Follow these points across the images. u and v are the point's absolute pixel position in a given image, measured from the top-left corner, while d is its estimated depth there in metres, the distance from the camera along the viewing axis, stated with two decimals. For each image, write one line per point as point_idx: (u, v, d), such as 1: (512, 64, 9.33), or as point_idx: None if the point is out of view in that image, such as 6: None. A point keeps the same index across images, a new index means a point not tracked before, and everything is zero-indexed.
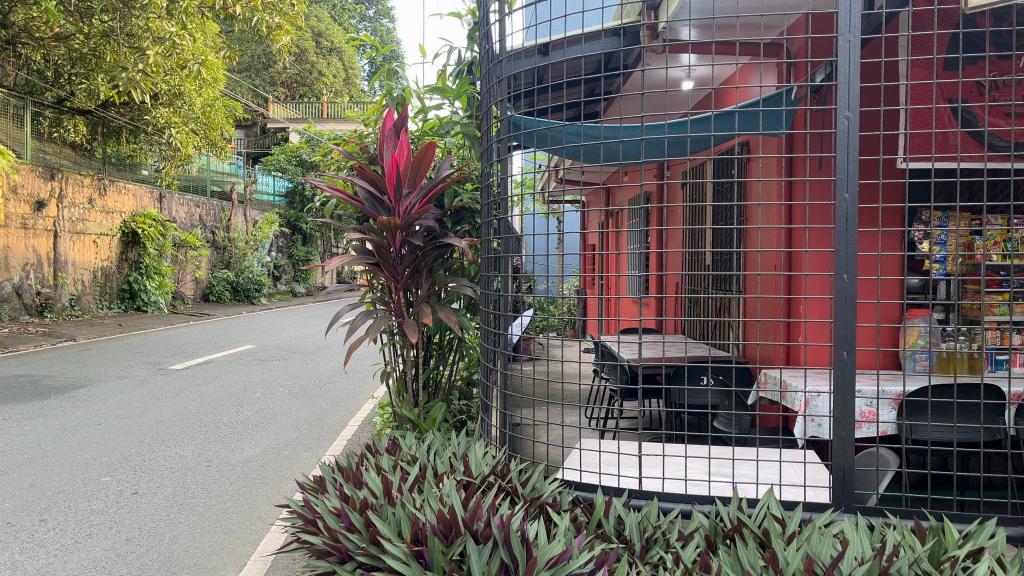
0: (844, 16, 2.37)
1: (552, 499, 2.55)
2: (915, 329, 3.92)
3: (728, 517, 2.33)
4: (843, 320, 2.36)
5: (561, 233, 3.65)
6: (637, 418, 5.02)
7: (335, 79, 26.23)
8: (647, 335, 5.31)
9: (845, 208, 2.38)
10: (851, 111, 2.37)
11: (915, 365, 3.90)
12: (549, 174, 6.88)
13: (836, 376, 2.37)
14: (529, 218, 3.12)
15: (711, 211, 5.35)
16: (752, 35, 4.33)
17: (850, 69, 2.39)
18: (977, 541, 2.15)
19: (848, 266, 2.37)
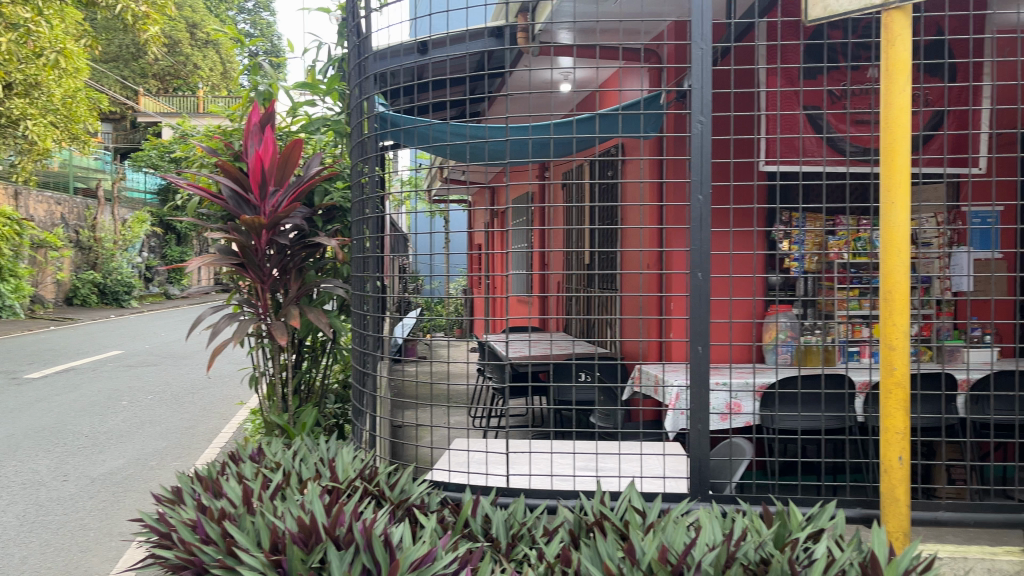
0: (696, 25, 2.48)
1: (421, 501, 2.51)
2: (776, 325, 4.21)
3: (591, 511, 2.38)
4: (697, 317, 2.46)
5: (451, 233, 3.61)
6: (521, 417, 5.08)
7: (212, 74, 25.23)
8: (529, 335, 5.39)
9: (699, 209, 2.48)
10: (704, 116, 2.47)
11: (777, 357, 4.19)
12: (432, 173, 6.87)
13: (691, 369, 2.48)
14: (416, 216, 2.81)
15: (590, 212, 5.48)
16: (626, 39, 4.47)
17: (702, 76, 2.50)
18: (819, 522, 2.28)
19: (702, 265, 2.47)
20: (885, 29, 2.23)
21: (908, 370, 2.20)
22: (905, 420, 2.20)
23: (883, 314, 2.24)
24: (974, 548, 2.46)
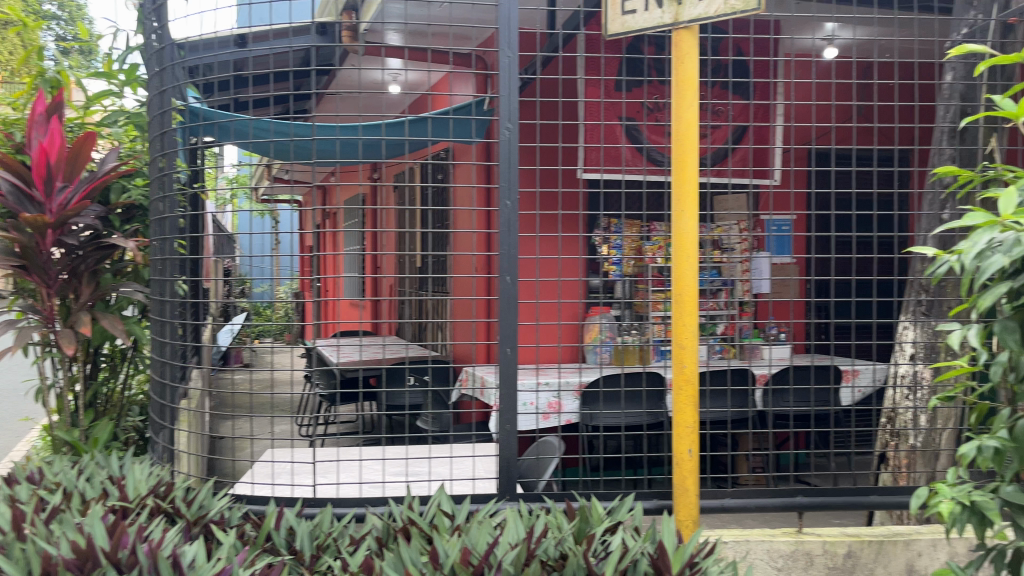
0: (504, 34, 2.55)
1: (221, 516, 2.38)
2: (596, 326, 4.39)
3: (399, 517, 2.34)
4: (506, 321, 2.52)
5: (277, 233, 3.48)
6: (349, 423, 4.98)
7: (13, 57, 22.97)
8: (359, 340, 5.30)
9: (507, 213, 2.54)
10: (512, 123, 2.54)
11: (597, 357, 4.37)
12: (259, 172, 6.60)
13: (500, 371, 2.53)
14: (224, 215, 2.69)
15: (420, 216, 5.48)
16: (453, 44, 4.50)
17: (510, 83, 2.56)
18: (619, 515, 2.37)
19: (510, 269, 2.54)
20: (675, 47, 2.37)
21: (696, 367, 2.35)
22: (694, 415, 2.35)
23: (674, 316, 2.38)
24: (756, 530, 2.65)
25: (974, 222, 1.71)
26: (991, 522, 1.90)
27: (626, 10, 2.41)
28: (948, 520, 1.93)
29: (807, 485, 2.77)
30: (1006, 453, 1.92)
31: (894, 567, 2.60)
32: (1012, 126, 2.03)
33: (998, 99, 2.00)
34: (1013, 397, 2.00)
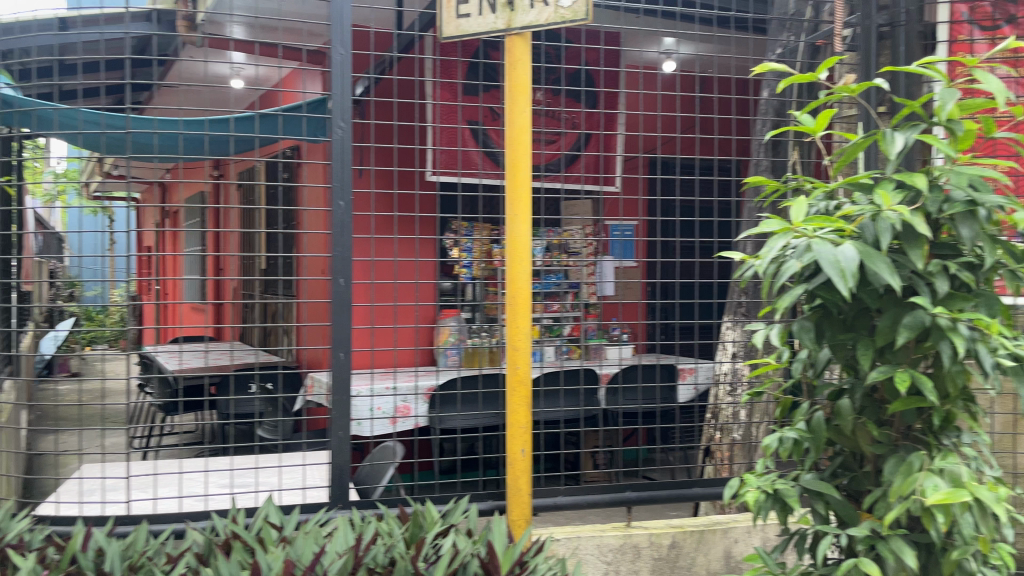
0: (337, 30, 2.50)
1: (19, 540, 2.18)
2: (446, 329, 4.38)
3: (222, 531, 2.23)
4: (339, 324, 2.47)
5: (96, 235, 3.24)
6: (186, 434, 4.73)
7: None
8: (199, 347, 5.06)
9: (341, 214, 2.50)
10: (345, 122, 2.51)
11: (446, 360, 4.37)
12: (89, 167, 6.15)
13: (334, 376, 2.47)
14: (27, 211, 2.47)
15: (265, 217, 5.30)
16: (299, 40, 4.37)
17: (343, 81, 2.52)
18: (452, 518, 2.36)
19: (343, 271, 2.49)
20: (508, 52, 2.39)
21: (529, 368, 2.39)
22: (527, 415, 2.38)
23: (508, 317, 2.40)
24: (587, 526, 2.73)
25: (771, 229, 1.83)
26: (791, 508, 2.05)
27: (461, 14, 2.38)
28: (753, 509, 2.06)
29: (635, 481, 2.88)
30: (804, 443, 2.07)
31: (713, 554, 2.75)
32: (811, 141, 2.19)
33: (798, 115, 2.16)
34: (811, 392, 2.16)
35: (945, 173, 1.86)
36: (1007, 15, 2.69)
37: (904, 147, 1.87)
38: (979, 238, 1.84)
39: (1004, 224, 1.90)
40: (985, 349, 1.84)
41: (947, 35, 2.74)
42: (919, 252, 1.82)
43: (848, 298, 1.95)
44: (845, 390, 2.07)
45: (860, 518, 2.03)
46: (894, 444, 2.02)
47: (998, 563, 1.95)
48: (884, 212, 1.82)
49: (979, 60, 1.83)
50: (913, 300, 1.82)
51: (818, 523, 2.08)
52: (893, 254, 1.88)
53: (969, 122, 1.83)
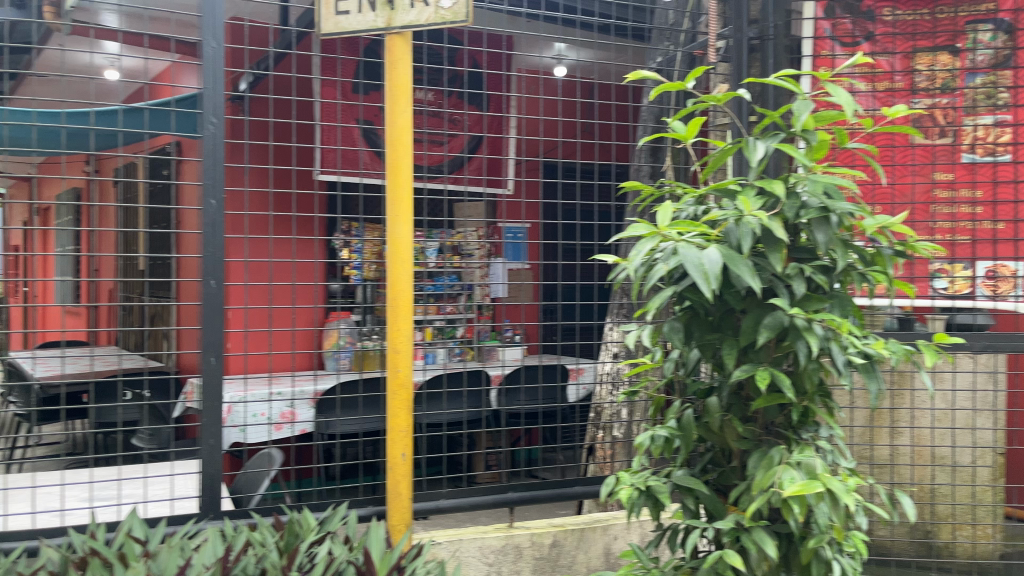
0: (208, 23, 2.43)
1: None
2: (335, 332, 4.30)
3: (80, 546, 2.10)
4: (211, 327, 2.40)
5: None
6: (55, 444, 4.47)
7: None
8: (71, 352, 4.79)
9: (212, 214, 2.42)
10: (217, 118, 2.44)
11: (335, 364, 4.29)
12: None
13: (205, 382, 2.40)
14: None
15: (145, 216, 5.08)
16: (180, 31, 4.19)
17: (214, 76, 2.45)
18: (330, 526, 2.31)
19: (214, 273, 2.42)
20: (387, 52, 2.36)
21: (411, 371, 2.37)
22: (408, 419, 2.36)
23: (388, 320, 2.37)
24: (470, 528, 2.73)
25: (640, 232, 1.88)
26: (663, 504, 2.10)
27: (340, 10, 2.29)
28: (627, 506, 2.10)
29: (518, 481, 2.96)
30: (675, 440, 2.14)
31: (593, 552, 2.81)
32: (683, 147, 2.27)
33: (672, 122, 2.22)
34: (682, 390, 2.22)
35: (801, 181, 1.95)
36: (866, 33, 2.84)
37: (764, 155, 1.95)
38: (833, 242, 1.94)
39: (856, 230, 2.01)
40: (838, 347, 1.94)
41: (810, 49, 2.87)
42: (778, 255, 1.91)
43: (714, 300, 2.03)
44: (713, 388, 2.14)
45: (726, 511, 2.11)
46: (757, 439, 2.11)
47: (851, 550, 2.06)
48: (746, 217, 1.90)
49: (831, 75, 1.93)
50: (772, 301, 1.91)
51: (688, 517, 2.15)
52: (755, 257, 1.96)
53: (822, 133, 1.92)
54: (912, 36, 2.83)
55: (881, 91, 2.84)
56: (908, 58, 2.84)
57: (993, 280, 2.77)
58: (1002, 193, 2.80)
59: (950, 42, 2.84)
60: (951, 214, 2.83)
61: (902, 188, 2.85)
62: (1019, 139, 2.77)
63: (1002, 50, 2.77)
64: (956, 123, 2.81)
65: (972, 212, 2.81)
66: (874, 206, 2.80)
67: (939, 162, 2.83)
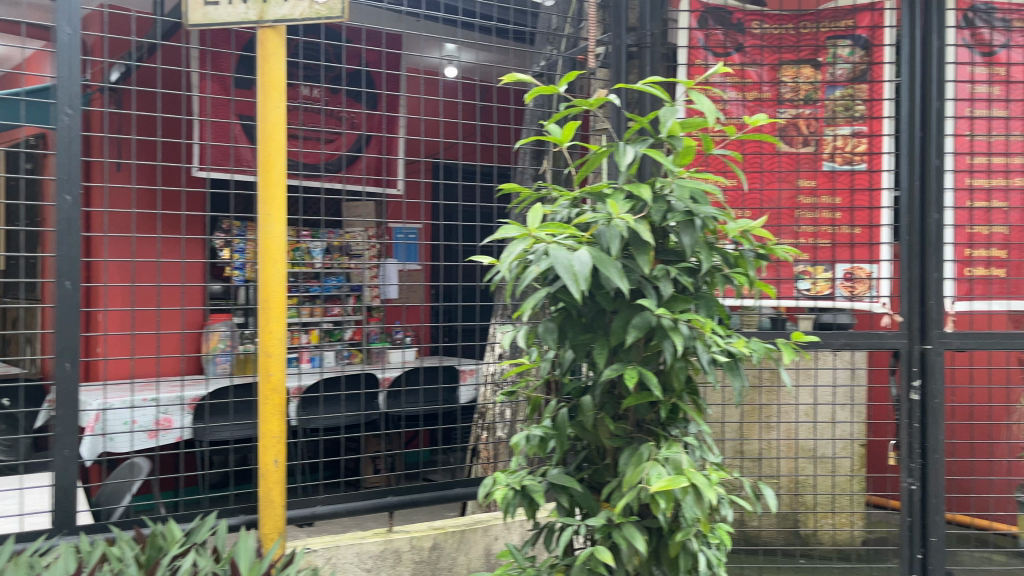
0: (63, 12, 2.34)
1: None
2: (215, 335, 4.15)
3: None
4: (66, 329, 2.32)
5: None
6: None
7: None
8: None
9: (68, 210, 2.34)
10: (73, 109, 2.36)
11: (215, 368, 4.13)
12: None
13: (58, 387, 2.31)
14: None
15: (5, 212, 4.75)
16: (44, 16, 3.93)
17: (71, 66, 2.37)
18: (198, 537, 2.23)
19: (69, 273, 2.35)
20: (260, 45, 2.29)
21: (284, 375, 2.31)
22: (280, 424, 2.29)
23: (260, 323, 2.30)
24: (347, 535, 2.70)
25: (512, 234, 1.89)
26: (537, 503, 2.12)
27: (208, 0, 2.17)
28: (502, 506, 2.11)
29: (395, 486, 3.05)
30: (549, 439, 2.17)
31: (473, 553, 2.84)
32: (558, 151, 2.27)
33: (548, 125, 2.21)
34: (558, 391, 2.25)
35: (668, 185, 2.01)
36: (736, 44, 2.96)
37: (633, 159, 2.00)
38: (698, 245, 2.00)
39: (720, 233, 2.10)
40: (703, 346, 2.01)
41: (685, 58, 2.97)
42: (646, 258, 1.96)
43: (586, 301, 2.06)
44: (587, 388, 2.18)
45: (599, 508, 2.14)
46: (629, 436, 2.16)
47: (716, 542, 2.14)
48: (615, 220, 1.94)
49: (697, 83, 2.00)
50: (641, 302, 1.95)
51: (562, 516, 2.17)
52: (624, 259, 2.01)
53: (687, 139, 1.99)
54: (778, 49, 2.98)
55: (749, 100, 2.97)
56: (775, 70, 3.00)
57: (851, 282, 2.95)
58: (859, 200, 2.97)
59: (812, 56, 3.00)
60: (814, 219, 3.01)
61: (770, 193, 3.03)
62: (873, 149, 2.95)
63: (859, 65, 2.95)
64: (818, 133, 2.98)
65: (832, 217, 2.99)
66: (743, 210, 2.97)
67: (802, 169, 3.00)
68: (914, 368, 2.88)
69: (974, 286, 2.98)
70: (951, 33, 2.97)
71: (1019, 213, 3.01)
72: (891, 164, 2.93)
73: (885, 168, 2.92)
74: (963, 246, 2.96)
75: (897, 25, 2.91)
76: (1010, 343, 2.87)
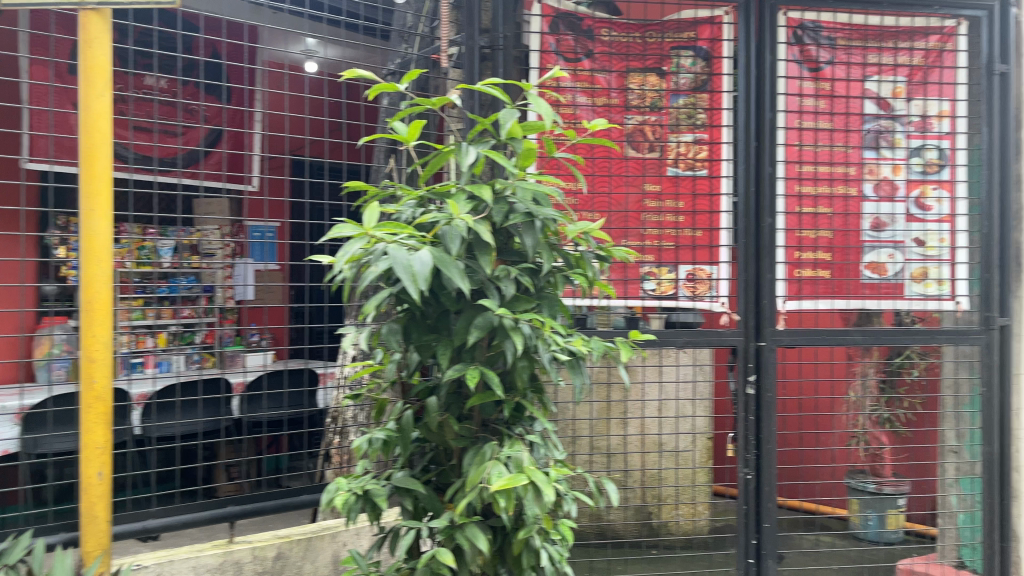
0: None
1: None
2: (48, 339, 3.86)
3: None
4: None
5: None
6: None
7: None
8: None
9: None
10: None
11: (47, 375, 3.84)
12: None
13: None
14: None
15: None
16: None
17: None
18: (8, 559, 2.07)
19: None
20: (82, 29, 2.13)
21: (109, 382, 2.16)
22: (105, 434, 2.15)
23: (83, 324, 2.14)
24: (183, 548, 2.63)
25: (348, 232, 1.85)
26: (380, 507, 2.08)
27: None
28: (343, 512, 2.05)
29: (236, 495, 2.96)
30: (392, 442, 2.14)
31: (320, 561, 2.82)
32: (404, 149, 2.24)
33: (393, 123, 2.17)
34: (403, 392, 2.22)
35: (509, 187, 2.01)
36: (586, 50, 3.04)
37: (475, 160, 2.00)
38: (539, 246, 2.03)
39: (561, 235, 2.14)
40: (543, 345, 2.04)
41: (537, 62, 3.01)
42: (488, 258, 1.97)
43: (429, 301, 2.04)
44: (433, 388, 2.16)
45: (444, 509, 2.13)
46: (473, 436, 2.16)
47: (558, 538, 2.17)
48: (456, 220, 1.93)
49: (538, 85, 2.02)
50: (482, 302, 1.95)
51: (406, 518, 2.15)
52: (467, 259, 2.01)
53: (528, 142, 2.00)
54: (626, 57, 3.08)
55: (599, 105, 3.04)
56: (623, 77, 3.09)
57: (693, 282, 3.08)
58: (700, 205, 3.13)
59: (657, 65, 3.12)
60: (658, 222, 3.10)
61: (618, 197, 3.09)
62: (713, 156, 3.12)
63: (700, 75, 3.11)
64: (663, 139, 3.10)
65: (675, 220, 3.10)
66: (593, 213, 3.04)
67: (648, 174, 3.08)
68: (750, 364, 3.07)
69: (803, 286, 3.22)
70: (782, 49, 3.19)
71: (842, 218, 3.25)
72: (729, 170, 3.11)
73: (724, 174, 3.09)
74: (793, 248, 3.19)
75: (735, 39, 3.09)
76: (834, 339, 3.09)
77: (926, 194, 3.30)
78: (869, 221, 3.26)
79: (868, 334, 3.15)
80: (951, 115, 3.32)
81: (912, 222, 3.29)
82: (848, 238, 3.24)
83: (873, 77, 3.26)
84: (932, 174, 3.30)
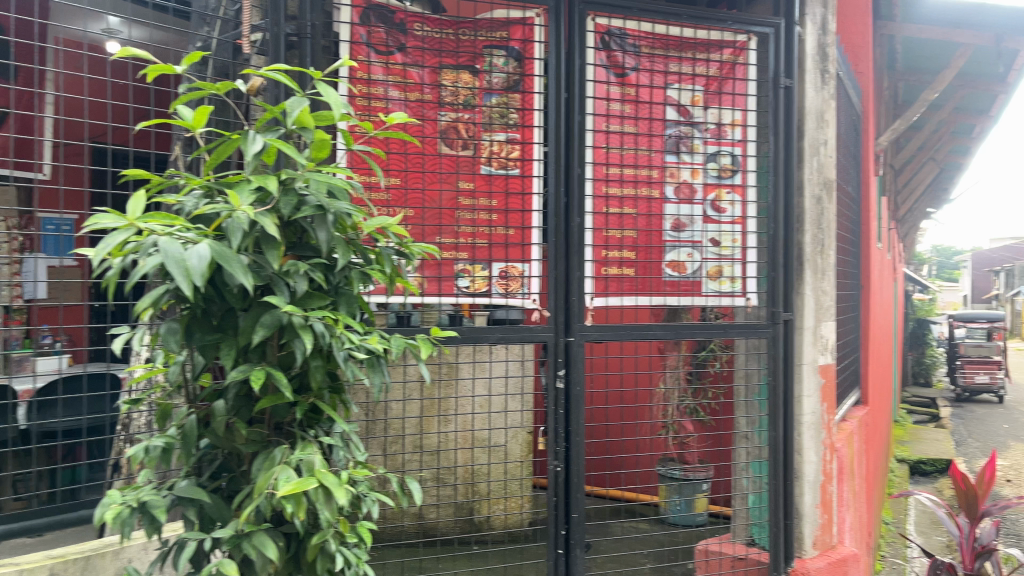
0: None
1: None
2: None
3: None
4: None
5: None
6: None
7: None
8: None
9: None
10: None
11: None
12: None
13: None
14: None
15: None
16: None
17: None
18: None
19: None
20: None
21: None
22: None
23: None
24: None
25: (114, 224, 1.70)
26: (159, 520, 1.94)
27: None
28: (117, 528, 1.89)
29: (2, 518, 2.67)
30: (174, 449, 2.01)
31: None
32: (189, 136, 2.09)
33: (175, 107, 2.03)
34: (189, 396, 2.08)
35: (300, 178, 1.93)
36: (398, 44, 2.99)
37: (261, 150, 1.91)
38: (332, 241, 1.96)
39: (357, 229, 2.08)
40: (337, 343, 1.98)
41: (347, 53, 2.93)
42: (275, 253, 1.88)
43: (212, 299, 1.92)
44: (220, 391, 2.04)
45: (231, 518, 2.02)
46: (265, 440, 2.06)
47: (356, 540, 2.11)
48: (238, 212, 1.83)
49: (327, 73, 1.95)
50: (269, 299, 1.86)
51: (191, 529, 2.02)
52: (253, 255, 1.91)
53: (319, 132, 1.94)
54: (438, 52, 3.06)
55: (411, 101, 3.01)
56: (436, 73, 3.07)
57: (505, 280, 3.12)
58: (512, 203, 3.16)
59: (470, 62, 3.13)
60: (472, 220, 3.10)
61: (431, 193, 3.06)
62: (525, 156, 3.16)
63: (512, 75, 3.15)
64: (476, 138, 3.11)
65: (488, 218, 3.11)
66: (406, 208, 3.01)
67: (461, 172, 3.08)
68: (559, 359, 3.15)
69: (609, 283, 3.35)
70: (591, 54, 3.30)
71: (646, 219, 3.42)
72: (540, 171, 3.18)
73: (535, 174, 3.15)
74: (600, 247, 3.30)
75: (545, 42, 3.17)
76: (638, 334, 3.23)
77: (721, 197, 3.53)
78: (670, 222, 3.45)
79: (668, 329, 3.30)
80: (742, 124, 3.57)
81: (709, 223, 3.51)
82: (651, 237, 3.41)
83: (673, 85, 3.45)
84: (726, 179, 3.53)
